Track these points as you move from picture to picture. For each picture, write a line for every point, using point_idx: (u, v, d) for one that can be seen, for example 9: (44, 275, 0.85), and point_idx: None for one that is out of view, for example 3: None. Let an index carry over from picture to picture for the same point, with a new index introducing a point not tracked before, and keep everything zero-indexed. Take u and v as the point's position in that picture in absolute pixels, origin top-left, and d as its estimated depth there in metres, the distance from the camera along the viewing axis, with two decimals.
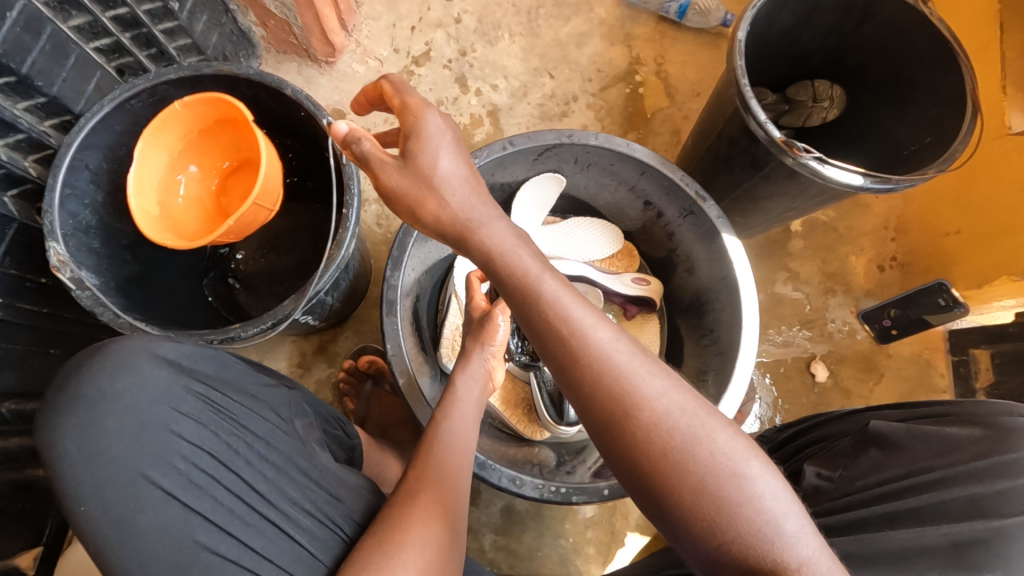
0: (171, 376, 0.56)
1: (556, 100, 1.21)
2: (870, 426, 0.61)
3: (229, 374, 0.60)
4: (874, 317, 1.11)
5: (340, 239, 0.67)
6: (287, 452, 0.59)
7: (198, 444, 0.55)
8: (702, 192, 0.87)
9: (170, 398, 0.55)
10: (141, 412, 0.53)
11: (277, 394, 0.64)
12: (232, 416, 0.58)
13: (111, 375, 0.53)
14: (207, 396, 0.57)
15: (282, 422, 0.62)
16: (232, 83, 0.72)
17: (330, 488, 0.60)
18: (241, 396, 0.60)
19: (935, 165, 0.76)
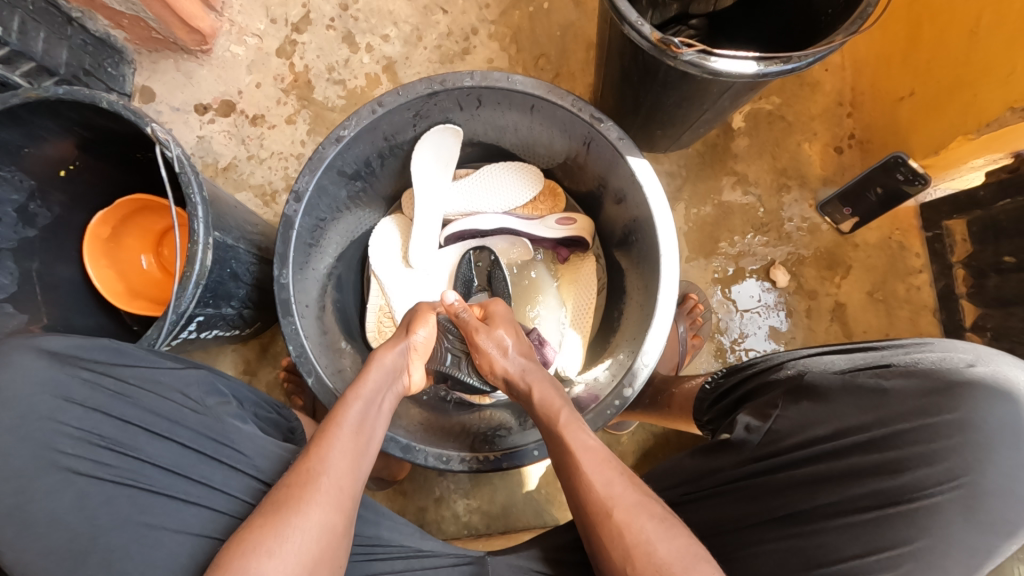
0: (56, 367, 0.58)
1: (454, 37, 1.10)
2: (808, 378, 0.58)
3: (125, 360, 0.60)
4: (833, 206, 1.01)
5: (193, 253, 0.63)
6: (191, 428, 0.58)
7: (90, 430, 0.56)
8: (598, 113, 0.78)
9: (60, 387, 0.57)
10: (32, 403, 0.56)
11: (186, 374, 0.61)
12: (130, 400, 0.58)
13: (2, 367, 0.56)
14: (99, 382, 0.58)
15: (187, 400, 0.60)
16: (48, 108, 0.66)
17: (247, 453, 0.59)
18: (141, 380, 0.59)
19: (844, 29, 0.65)
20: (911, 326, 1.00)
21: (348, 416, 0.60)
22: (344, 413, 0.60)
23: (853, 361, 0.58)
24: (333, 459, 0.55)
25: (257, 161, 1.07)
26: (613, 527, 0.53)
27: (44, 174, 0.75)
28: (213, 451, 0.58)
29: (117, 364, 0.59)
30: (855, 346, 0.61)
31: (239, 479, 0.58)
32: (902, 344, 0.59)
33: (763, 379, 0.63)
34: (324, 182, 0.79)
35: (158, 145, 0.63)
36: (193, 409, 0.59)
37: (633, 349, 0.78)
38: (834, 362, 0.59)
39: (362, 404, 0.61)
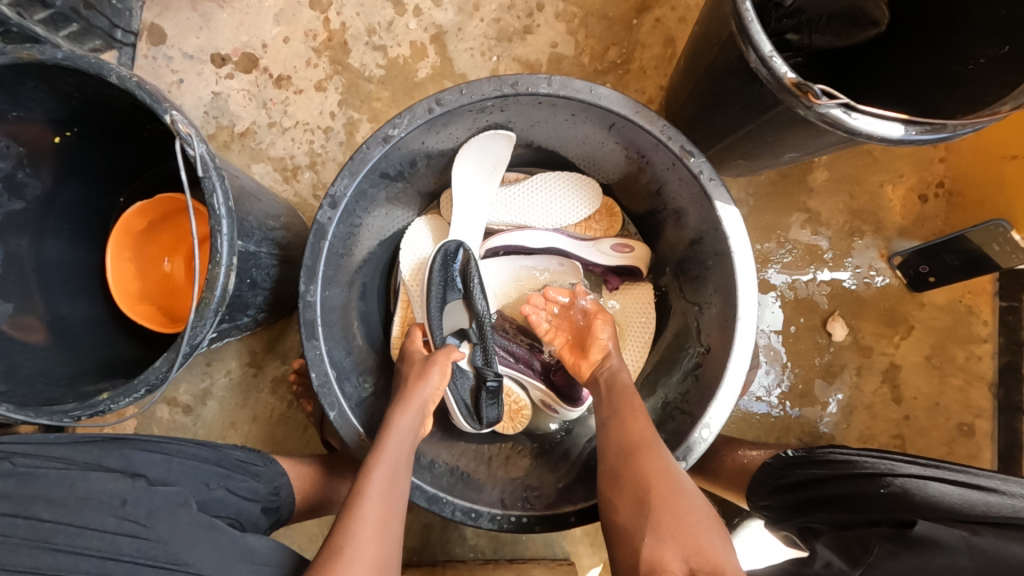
0: None
1: (516, 11, 0.96)
2: (919, 529, 0.51)
3: (37, 488, 0.47)
4: (909, 261, 0.93)
5: (213, 275, 0.54)
6: (129, 560, 0.45)
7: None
8: (689, 145, 0.67)
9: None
10: None
11: (116, 487, 0.47)
12: (44, 544, 0.45)
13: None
14: (7, 530, 0.45)
15: (121, 523, 0.46)
16: (43, 70, 0.54)
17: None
18: (56, 513, 0.46)
19: (1009, 97, 0.53)
20: (963, 397, 0.94)
21: (370, 485, 0.55)
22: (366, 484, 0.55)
23: (968, 500, 0.55)
24: (361, 537, 0.51)
25: (279, 130, 0.95)
26: (662, 497, 0.59)
27: (35, 141, 0.64)
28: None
29: (27, 498, 0.46)
30: (976, 484, 0.58)
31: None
32: (1012, 499, 0.54)
33: (847, 486, 0.62)
34: (363, 185, 0.69)
35: (178, 140, 0.52)
36: (131, 531, 0.46)
37: (689, 412, 0.71)
38: (945, 496, 0.56)
39: (385, 474, 0.56)
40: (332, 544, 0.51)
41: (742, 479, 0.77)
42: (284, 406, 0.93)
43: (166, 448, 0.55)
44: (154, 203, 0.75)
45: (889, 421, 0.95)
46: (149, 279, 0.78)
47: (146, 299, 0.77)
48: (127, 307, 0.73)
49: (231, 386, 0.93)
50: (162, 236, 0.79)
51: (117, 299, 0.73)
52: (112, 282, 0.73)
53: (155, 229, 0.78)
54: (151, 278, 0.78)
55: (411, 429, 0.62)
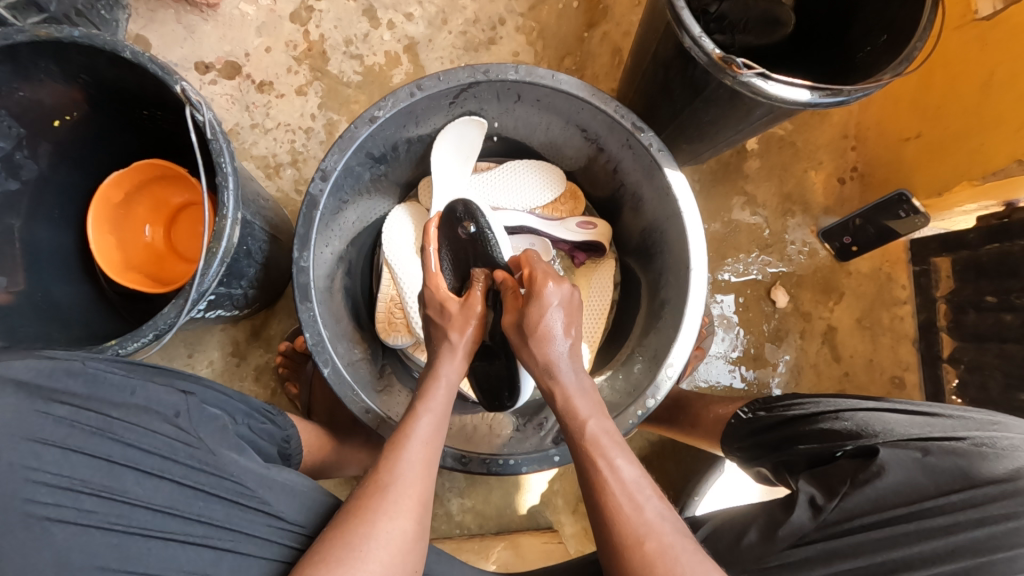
0: (24, 400, 0.47)
1: (481, 25, 1.07)
2: (885, 458, 0.59)
3: (102, 390, 0.51)
4: (834, 234, 1.06)
5: (219, 229, 0.58)
6: (186, 464, 0.50)
7: (69, 476, 0.46)
8: (639, 123, 0.77)
9: (28, 429, 0.46)
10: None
11: (172, 401, 0.53)
12: (110, 435, 0.49)
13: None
14: (75, 419, 0.48)
15: (179, 431, 0.52)
16: (56, 50, 0.60)
17: (254, 488, 0.52)
18: (122, 413, 0.50)
19: (890, 70, 0.67)
20: (892, 353, 1.06)
21: (415, 431, 0.61)
22: (413, 433, 0.61)
23: (918, 425, 0.63)
24: (409, 476, 0.57)
25: (262, 131, 1.01)
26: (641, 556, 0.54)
27: (36, 122, 0.68)
28: (213, 488, 0.50)
29: (96, 396, 0.50)
30: (914, 403, 0.68)
31: (246, 516, 0.51)
32: (947, 419, 0.63)
33: (815, 422, 0.68)
34: (351, 163, 0.75)
35: (189, 107, 0.58)
36: (187, 441, 0.51)
37: (656, 358, 0.79)
38: (898, 422, 0.64)
39: (430, 423, 0.62)
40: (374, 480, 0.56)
41: (716, 428, 0.83)
42: (269, 394, 0.96)
43: (202, 380, 0.60)
44: (131, 172, 0.78)
45: (832, 378, 1.05)
46: (128, 248, 0.81)
47: (129, 265, 0.80)
48: (116, 275, 0.76)
49: (214, 376, 0.95)
50: (137, 209, 0.82)
51: (105, 268, 0.75)
52: (98, 253, 0.75)
53: (131, 201, 0.81)
54: (128, 248, 0.81)
55: (453, 378, 0.68)
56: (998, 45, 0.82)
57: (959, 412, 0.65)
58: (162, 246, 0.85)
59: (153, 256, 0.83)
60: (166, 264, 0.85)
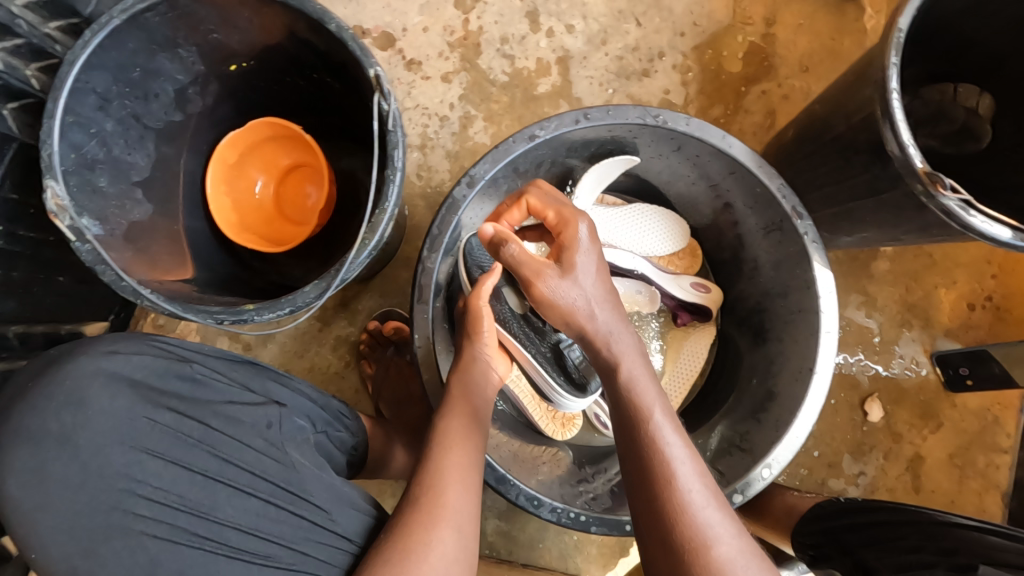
0: (138, 403, 0.56)
1: (639, 54, 1.04)
2: None
3: (203, 396, 0.59)
4: (950, 361, 0.99)
5: (375, 221, 0.57)
6: (271, 480, 0.57)
7: (168, 478, 0.55)
8: (800, 208, 0.73)
9: (136, 431, 0.55)
10: (113, 446, 0.54)
11: (263, 413, 0.60)
12: (202, 444, 0.57)
13: (60, 416, 0.53)
14: (177, 425, 0.57)
15: (258, 443, 0.58)
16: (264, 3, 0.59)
17: (324, 506, 0.57)
18: (218, 422, 0.58)
19: None
20: (977, 501, 0.99)
21: (447, 440, 0.62)
22: (446, 439, 0.62)
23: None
24: (443, 486, 0.58)
25: (399, 108, 1.01)
26: None
27: (216, 62, 0.68)
28: (286, 504, 0.56)
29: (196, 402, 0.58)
30: None
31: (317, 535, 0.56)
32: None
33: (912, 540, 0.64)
34: (498, 175, 0.74)
35: (378, 94, 0.57)
36: (269, 454, 0.58)
37: (747, 450, 0.77)
38: (1005, 558, 0.59)
39: (459, 428, 0.63)
40: (413, 498, 0.58)
41: (785, 527, 0.79)
42: (342, 365, 0.96)
43: (292, 383, 0.65)
44: (247, 130, 0.75)
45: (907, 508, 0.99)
46: (241, 209, 0.78)
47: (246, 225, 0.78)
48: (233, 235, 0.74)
49: (295, 335, 0.95)
50: (251, 169, 0.79)
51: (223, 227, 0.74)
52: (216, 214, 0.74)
53: (246, 161, 0.78)
54: (240, 210, 0.78)
55: (478, 387, 0.66)
56: None
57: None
58: (271, 205, 0.81)
59: (271, 217, 0.81)
60: (277, 227, 0.81)
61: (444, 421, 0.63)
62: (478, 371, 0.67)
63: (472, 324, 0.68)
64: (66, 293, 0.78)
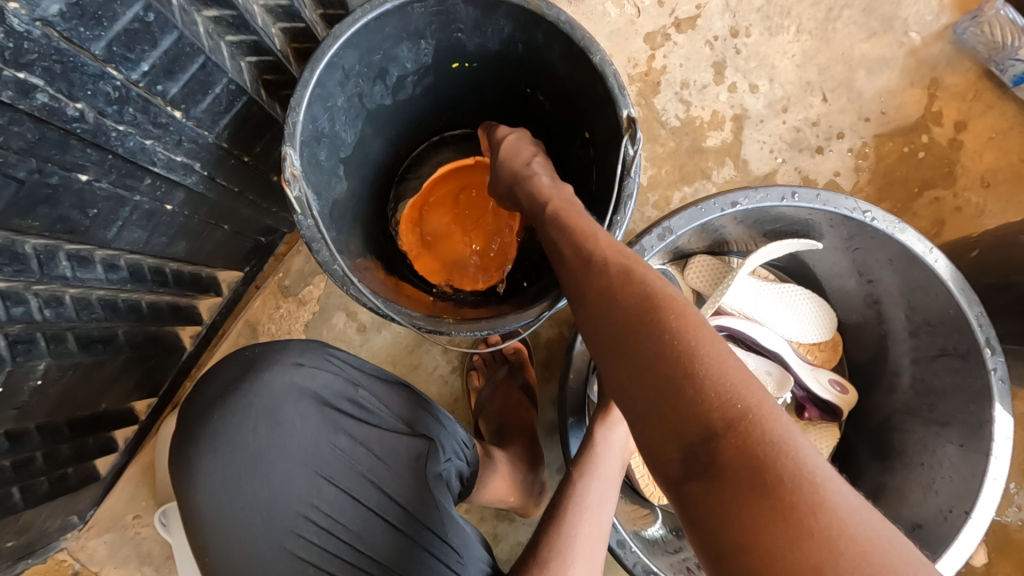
0: (314, 418, 0.63)
1: (817, 130, 1.00)
2: None
3: (363, 420, 0.64)
4: None
5: None
6: (412, 515, 0.61)
7: (328, 493, 0.61)
8: (994, 341, 0.69)
9: (310, 444, 0.62)
10: (291, 453, 0.62)
11: (411, 445, 0.63)
12: (359, 466, 0.62)
13: (255, 423, 0.62)
14: (341, 444, 0.63)
15: (407, 476, 0.62)
16: (529, 17, 0.58)
17: (454, 551, 0.61)
18: (373, 446, 0.63)
19: None
20: None
21: (583, 501, 0.61)
22: (580, 500, 0.61)
23: None
24: (570, 553, 0.58)
25: None
26: None
27: (445, 58, 0.67)
28: (427, 546, 0.60)
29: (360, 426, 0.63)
30: None
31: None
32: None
33: None
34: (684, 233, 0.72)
35: (627, 136, 0.55)
36: (414, 491, 0.62)
37: None
38: None
39: (597, 491, 0.62)
40: (543, 556, 0.58)
41: None
42: (449, 370, 0.95)
43: (441, 418, 0.68)
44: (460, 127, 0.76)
45: None
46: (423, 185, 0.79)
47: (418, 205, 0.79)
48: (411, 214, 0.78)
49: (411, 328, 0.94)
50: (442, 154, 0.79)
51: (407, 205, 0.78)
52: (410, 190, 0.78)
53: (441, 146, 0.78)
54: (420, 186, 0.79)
55: (616, 449, 0.66)
56: None
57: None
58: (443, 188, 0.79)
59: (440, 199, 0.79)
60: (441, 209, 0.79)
61: (579, 481, 0.63)
62: (619, 432, 0.67)
63: None
64: (224, 241, 0.79)
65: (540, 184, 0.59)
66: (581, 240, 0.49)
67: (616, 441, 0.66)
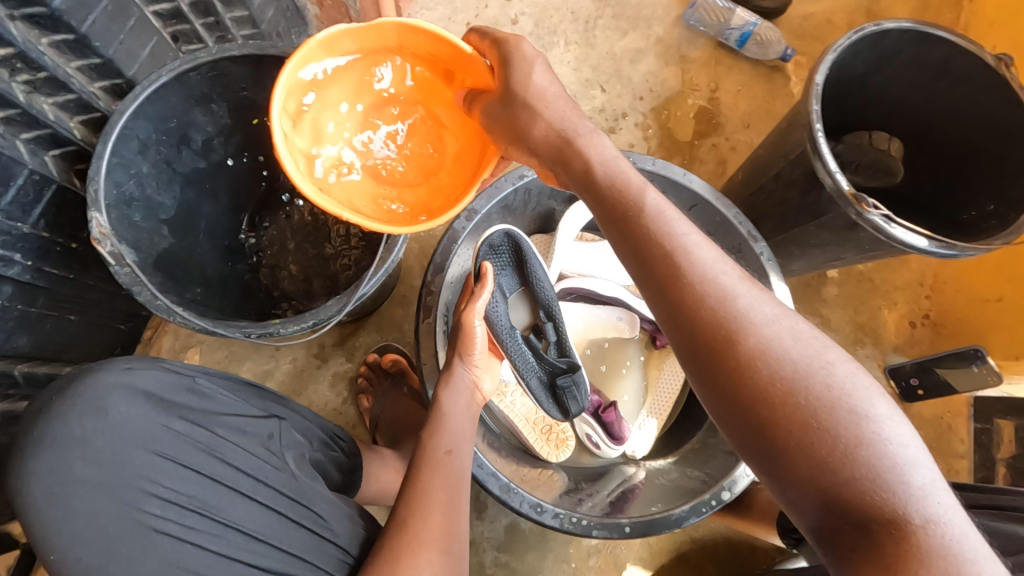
0: (153, 416, 0.60)
1: (605, 114, 1.19)
2: None
3: (211, 409, 0.63)
4: (901, 373, 1.09)
5: (392, 242, 0.65)
6: (275, 489, 0.60)
7: (177, 491, 0.58)
8: (755, 232, 0.85)
9: (151, 443, 0.59)
10: (127, 457, 0.58)
11: (267, 425, 0.65)
12: (212, 453, 0.60)
13: (82, 424, 0.57)
14: (189, 435, 0.60)
15: (267, 453, 0.63)
16: (293, 65, 0.70)
17: (323, 513, 0.62)
18: (225, 432, 0.62)
19: (1001, 236, 0.74)
20: None
21: (432, 456, 0.66)
22: (430, 457, 0.66)
23: None
24: (428, 506, 0.61)
25: None
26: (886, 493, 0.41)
27: (242, 116, 0.77)
28: (294, 515, 0.60)
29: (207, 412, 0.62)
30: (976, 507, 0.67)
31: (318, 546, 0.60)
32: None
33: None
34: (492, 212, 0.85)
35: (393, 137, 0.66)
36: (275, 464, 0.62)
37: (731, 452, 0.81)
38: None
39: (445, 442, 0.68)
40: (399, 515, 0.60)
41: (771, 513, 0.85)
42: (340, 401, 0.99)
43: (292, 405, 0.71)
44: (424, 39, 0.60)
45: None
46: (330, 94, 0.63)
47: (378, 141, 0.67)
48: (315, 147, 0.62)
49: (293, 372, 0.99)
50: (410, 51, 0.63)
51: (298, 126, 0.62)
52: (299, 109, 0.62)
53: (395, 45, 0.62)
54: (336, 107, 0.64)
55: (462, 406, 0.73)
56: None
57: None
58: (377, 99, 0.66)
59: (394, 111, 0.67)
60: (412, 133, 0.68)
61: (429, 442, 0.68)
62: (461, 389, 0.74)
63: (462, 339, 0.75)
64: (76, 332, 0.81)
65: (601, 147, 0.56)
66: (689, 261, 0.50)
67: (459, 402, 0.73)
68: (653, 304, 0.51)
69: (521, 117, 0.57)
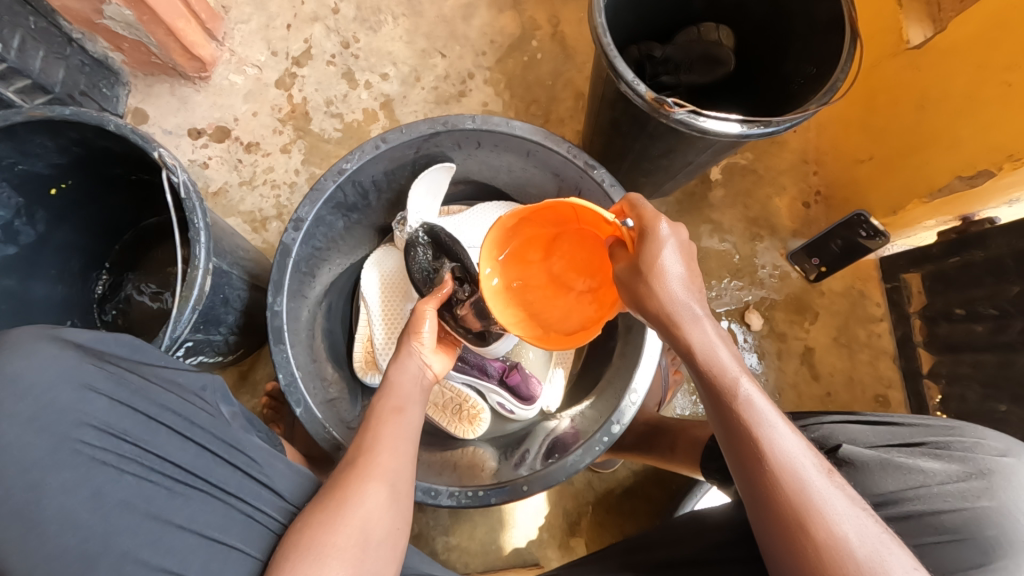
0: (77, 357, 0.53)
1: (451, 80, 1.15)
2: (843, 452, 0.62)
3: (144, 358, 0.58)
4: (802, 256, 1.08)
5: (191, 278, 0.64)
6: (219, 438, 0.56)
7: (111, 426, 0.52)
8: (591, 161, 0.82)
9: (79, 379, 0.52)
10: (54, 395, 0.50)
11: (200, 377, 0.60)
12: (151, 398, 0.55)
13: (13, 357, 0.50)
14: (121, 378, 0.55)
15: (204, 403, 0.58)
16: (50, 126, 0.67)
17: (264, 464, 0.57)
18: (159, 382, 0.57)
19: (817, 100, 0.71)
20: (872, 370, 1.06)
21: (382, 409, 0.62)
22: (379, 418, 0.61)
23: (879, 434, 0.65)
24: (380, 452, 0.57)
25: (249, 187, 1.08)
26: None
27: (35, 191, 0.74)
28: (240, 462, 0.56)
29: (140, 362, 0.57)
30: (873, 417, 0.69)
31: (255, 490, 0.55)
32: (934, 424, 0.65)
33: None
34: (322, 213, 0.81)
35: (165, 170, 0.64)
36: (213, 412, 0.58)
37: (619, 385, 0.81)
38: (860, 432, 0.65)
39: (396, 403, 0.63)
40: (350, 459, 0.57)
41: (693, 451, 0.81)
42: None
43: None
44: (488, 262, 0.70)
45: (814, 399, 1.05)
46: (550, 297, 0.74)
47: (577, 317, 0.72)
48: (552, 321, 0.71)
49: None
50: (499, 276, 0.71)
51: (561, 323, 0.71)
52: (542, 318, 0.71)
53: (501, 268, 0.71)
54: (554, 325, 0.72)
55: (417, 380, 0.67)
56: (931, 71, 0.87)
57: (957, 423, 0.65)
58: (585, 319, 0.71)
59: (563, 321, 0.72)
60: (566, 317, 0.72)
61: (381, 401, 0.63)
62: (415, 359, 0.68)
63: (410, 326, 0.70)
64: None
65: (657, 260, 0.56)
66: (716, 365, 0.54)
67: (411, 375, 0.67)
68: (730, 460, 0.53)
69: (639, 290, 0.57)
